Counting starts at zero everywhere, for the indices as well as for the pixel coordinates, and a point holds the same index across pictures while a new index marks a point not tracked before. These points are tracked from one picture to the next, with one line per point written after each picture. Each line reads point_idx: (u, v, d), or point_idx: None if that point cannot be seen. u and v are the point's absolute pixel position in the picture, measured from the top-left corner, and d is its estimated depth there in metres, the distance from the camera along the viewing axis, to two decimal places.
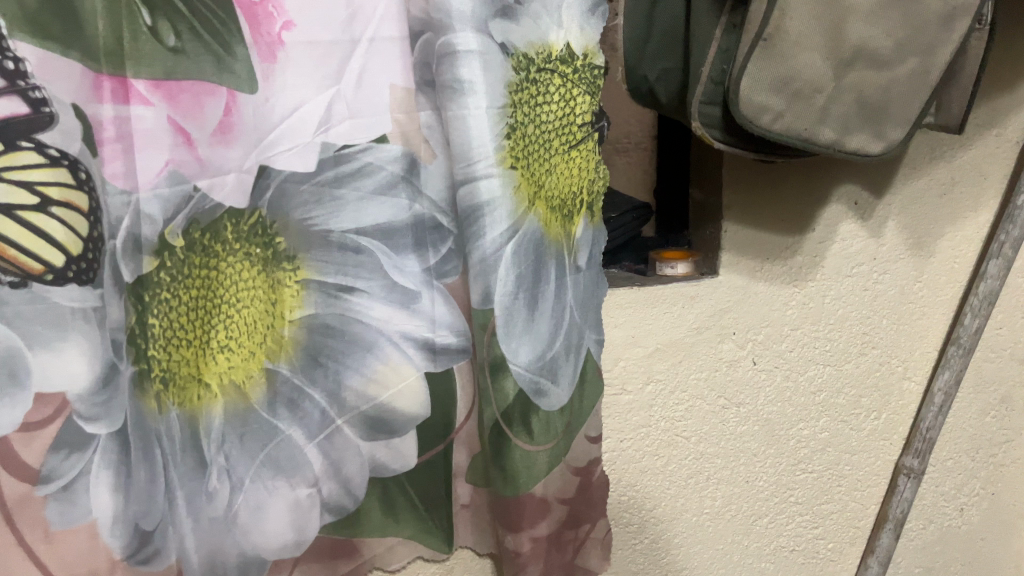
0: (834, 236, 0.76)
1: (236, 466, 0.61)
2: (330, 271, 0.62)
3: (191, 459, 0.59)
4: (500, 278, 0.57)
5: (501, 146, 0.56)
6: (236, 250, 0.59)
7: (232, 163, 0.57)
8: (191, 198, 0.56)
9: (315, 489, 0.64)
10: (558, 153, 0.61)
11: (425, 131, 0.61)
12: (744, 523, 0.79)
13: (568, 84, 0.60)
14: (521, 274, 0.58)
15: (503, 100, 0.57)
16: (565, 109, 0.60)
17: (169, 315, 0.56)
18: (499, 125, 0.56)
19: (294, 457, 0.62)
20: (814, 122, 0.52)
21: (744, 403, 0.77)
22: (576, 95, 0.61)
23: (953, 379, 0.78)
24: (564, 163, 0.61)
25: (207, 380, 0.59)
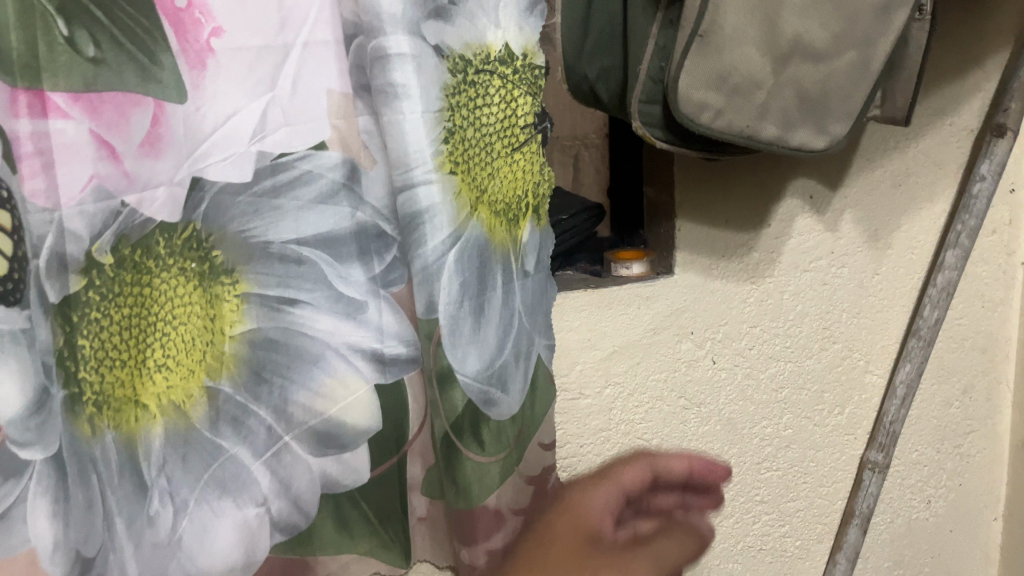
0: (790, 231, 0.74)
1: (179, 487, 0.56)
2: (270, 283, 0.58)
3: (129, 484, 0.54)
4: (444, 286, 0.56)
5: (439, 151, 0.55)
6: (170, 266, 0.55)
7: (161, 176, 0.53)
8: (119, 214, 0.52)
9: (263, 508, 0.60)
10: (501, 157, 0.61)
11: (363, 136, 0.58)
12: (710, 524, 0.78)
13: (508, 85, 0.60)
14: (465, 282, 0.57)
15: (439, 104, 0.55)
16: (505, 112, 0.60)
17: (100, 334, 0.52)
18: (436, 129, 0.55)
19: (241, 477, 0.58)
20: (755, 118, 0.51)
21: (706, 403, 0.76)
22: (516, 96, 0.60)
23: (914, 372, 0.77)
24: (507, 168, 0.61)
25: (144, 402, 0.55)
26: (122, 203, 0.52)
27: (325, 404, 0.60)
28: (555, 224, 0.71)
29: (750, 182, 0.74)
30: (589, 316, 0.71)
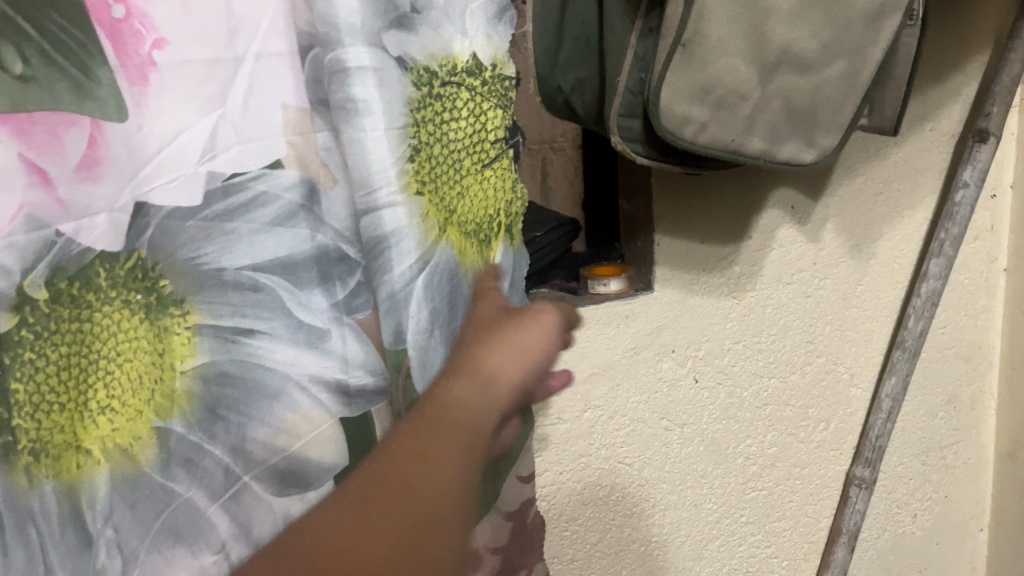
0: (771, 243, 0.71)
1: (129, 538, 0.47)
2: (225, 312, 0.48)
3: (70, 538, 0.45)
4: (413, 316, 0.51)
5: (405, 169, 0.50)
6: (112, 297, 0.45)
7: (98, 201, 0.44)
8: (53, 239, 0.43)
9: (222, 556, 0.48)
10: (470, 173, 0.57)
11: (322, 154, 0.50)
12: (695, 548, 0.76)
13: (478, 98, 0.57)
14: (436, 310, 0.52)
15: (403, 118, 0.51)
16: (475, 126, 0.57)
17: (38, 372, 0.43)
18: (402, 144, 0.50)
19: (198, 523, 0.48)
20: (741, 132, 0.48)
21: (689, 423, 0.73)
22: (485, 110, 0.58)
23: (900, 385, 0.74)
24: (477, 185, 0.58)
25: (88, 446, 0.45)
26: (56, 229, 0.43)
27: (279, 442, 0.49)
28: (528, 242, 0.68)
29: (733, 193, 0.71)
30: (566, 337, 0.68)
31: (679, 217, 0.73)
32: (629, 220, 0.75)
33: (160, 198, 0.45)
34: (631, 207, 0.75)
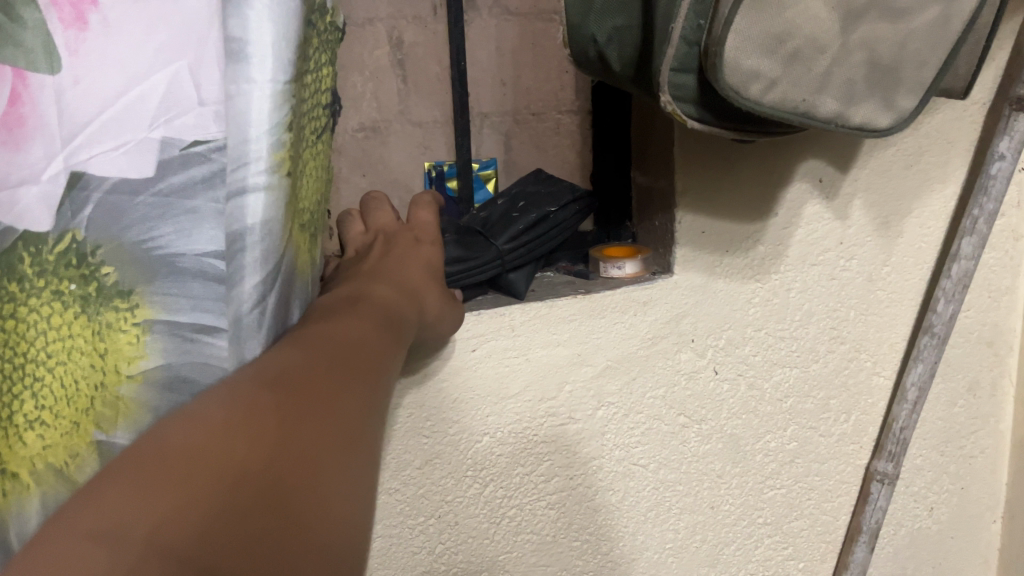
0: (798, 220, 0.65)
1: None
2: (183, 308, 0.44)
3: None
4: (196, 309, 0.45)
5: (278, 139, 0.45)
6: (41, 288, 0.42)
7: (236, 180, 0.44)
8: (255, 229, 0.45)
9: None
10: (309, 143, 0.51)
11: (234, 102, 0.43)
12: (709, 554, 0.70)
13: (320, 55, 0.51)
14: (200, 307, 0.45)
15: (279, 77, 0.44)
16: (315, 84, 0.51)
17: None
18: (243, 111, 0.43)
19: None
20: (815, 91, 0.41)
21: (707, 419, 0.66)
22: (322, 64, 0.51)
23: (927, 374, 0.69)
24: (311, 155, 0.52)
25: (14, 469, 0.44)
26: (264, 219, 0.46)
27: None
28: (542, 218, 0.61)
29: (758, 165, 0.62)
30: (578, 327, 0.60)
31: (705, 188, 0.63)
32: (646, 194, 0.67)
33: (160, 155, 0.42)
34: (648, 181, 0.66)
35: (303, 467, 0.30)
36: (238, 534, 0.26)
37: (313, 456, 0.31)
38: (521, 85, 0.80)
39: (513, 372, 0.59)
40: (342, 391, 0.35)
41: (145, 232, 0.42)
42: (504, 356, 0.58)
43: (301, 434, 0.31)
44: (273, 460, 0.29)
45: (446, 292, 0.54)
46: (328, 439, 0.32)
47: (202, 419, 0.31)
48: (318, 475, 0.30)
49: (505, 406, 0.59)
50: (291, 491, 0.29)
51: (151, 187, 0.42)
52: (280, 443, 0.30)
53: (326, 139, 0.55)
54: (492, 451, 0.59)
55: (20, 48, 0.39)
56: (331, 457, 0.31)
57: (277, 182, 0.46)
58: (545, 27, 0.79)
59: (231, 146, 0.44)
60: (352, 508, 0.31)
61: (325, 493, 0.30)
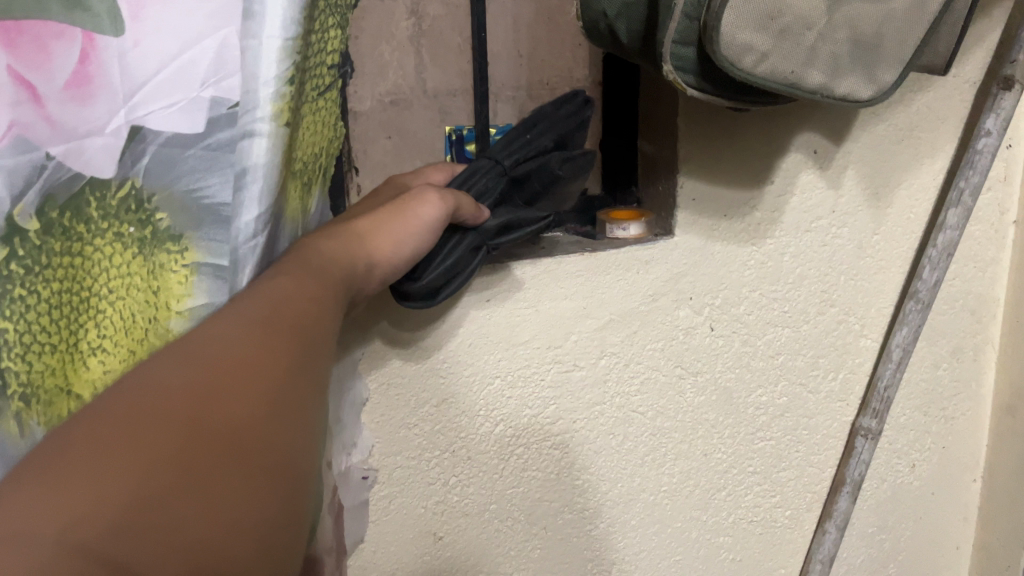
0: (792, 188, 0.69)
1: None
2: (221, 250, 0.52)
3: None
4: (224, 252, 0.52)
5: (282, 93, 0.50)
6: (104, 230, 0.48)
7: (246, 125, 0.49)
8: (257, 171, 0.51)
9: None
10: (312, 100, 0.56)
11: (245, 53, 0.48)
12: (702, 499, 0.75)
13: (328, 18, 0.55)
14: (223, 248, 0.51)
15: (290, 32, 0.49)
16: (322, 43, 0.55)
17: (34, 333, 0.46)
18: (256, 63, 0.48)
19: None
20: (802, 64, 0.45)
21: (702, 372, 0.71)
22: (332, 27, 0.56)
23: (911, 336, 0.74)
24: (314, 111, 0.57)
25: (78, 390, 0.50)
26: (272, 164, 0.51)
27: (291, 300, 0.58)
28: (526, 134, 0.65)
29: (758, 135, 0.67)
30: (585, 282, 0.65)
31: (706, 157, 0.67)
32: (651, 162, 0.71)
33: (210, 113, 0.48)
34: (653, 149, 0.71)
35: (233, 449, 0.29)
36: (150, 526, 0.26)
37: (242, 428, 0.30)
38: (537, 59, 0.84)
39: (523, 322, 0.64)
40: (279, 361, 0.35)
41: (192, 182, 0.50)
42: (515, 306, 0.63)
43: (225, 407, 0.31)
44: (200, 447, 0.29)
45: (393, 225, 0.52)
46: (259, 410, 0.32)
47: (122, 399, 0.30)
48: (251, 455, 0.30)
49: (513, 354, 0.64)
50: (217, 472, 0.28)
51: (200, 142, 0.48)
52: (204, 422, 0.30)
53: (331, 96, 0.59)
54: (502, 393, 0.65)
55: (88, 13, 0.43)
56: (262, 428, 0.31)
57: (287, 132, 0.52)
58: (560, 3, 0.84)
59: (244, 99, 0.49)
60: (278, 490, 0.30)
61: (256, 476, 0.30)
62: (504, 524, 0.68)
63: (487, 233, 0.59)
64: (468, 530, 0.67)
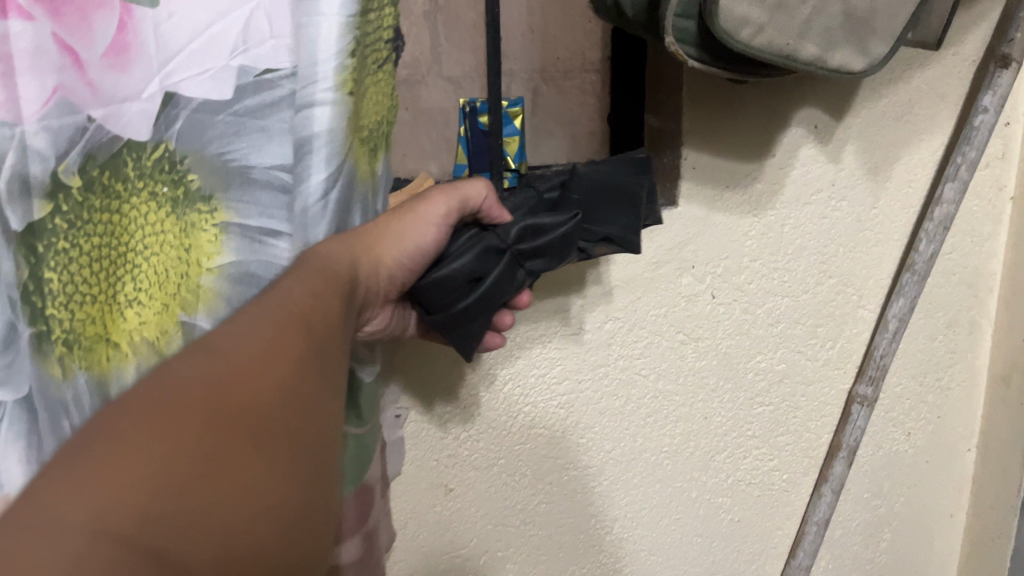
0: (793, 162, 0.72)
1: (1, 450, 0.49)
2: (252, 213, 0.54)
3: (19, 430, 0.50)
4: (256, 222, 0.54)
5: (342, 66, 0.51)
6: (140, 189, 0.51)
7: (303, 96, 0.51)
8: (324, 141, 0.52)
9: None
10: (371, 74, 0.56)
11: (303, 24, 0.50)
12: (702, 460, 0.78)
13: None
14: (252, 217, 0.54)
15: (350, 10, 0.51)
16: (378, 19, 0.55)
17: (75, 279, 0.49)
18: (304, 40, 0.50)
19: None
20: (797, 36, 0.48)
21: (703, 338, 0.74)
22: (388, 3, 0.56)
23: (907, 307, 0.76)
24: (372, 84, 0.57)
25: (117, 338, 0.53)
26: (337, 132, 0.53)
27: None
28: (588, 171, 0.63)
29: (759, 109, 0.70)
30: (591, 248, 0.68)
31: (710, 129, 0.70)
32: (657, 134, 0.74)
33: (236, 82, 0.50)
34: (658, 122, 0.73)
35: (250, 443, 0.31)
36: (174, 519, 0.27)
37: (255, 418, 0.31)
38: None
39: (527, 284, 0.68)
40: (291, 350, 0.36)
41: (222, 146, 0.52)
42: None
43: (238, 398, 0.31)
44: (218, 440, 0.30)
45: (392, 225, 0.55)
46: (269, 400, 0.32)
47: (136, 395, 0.31)
48: (266, 449, 0.31)
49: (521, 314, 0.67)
50: (234, 464, 0.30)
51: (228, 108, 0.51)
52: (221, 415, 0.30)
53: (387, 70, 0.59)
54: (511, 353, 0.69)
55: None
56: (274, 420, 0.32)
57: (348, 103, 0.52)
58: None
59: (302, 69, 0.51)
60: (293, 479, 0.32)
61: (272, 469, 0.31)
62: (512, 479, 0.71)
63: (510, 237, 0.58)
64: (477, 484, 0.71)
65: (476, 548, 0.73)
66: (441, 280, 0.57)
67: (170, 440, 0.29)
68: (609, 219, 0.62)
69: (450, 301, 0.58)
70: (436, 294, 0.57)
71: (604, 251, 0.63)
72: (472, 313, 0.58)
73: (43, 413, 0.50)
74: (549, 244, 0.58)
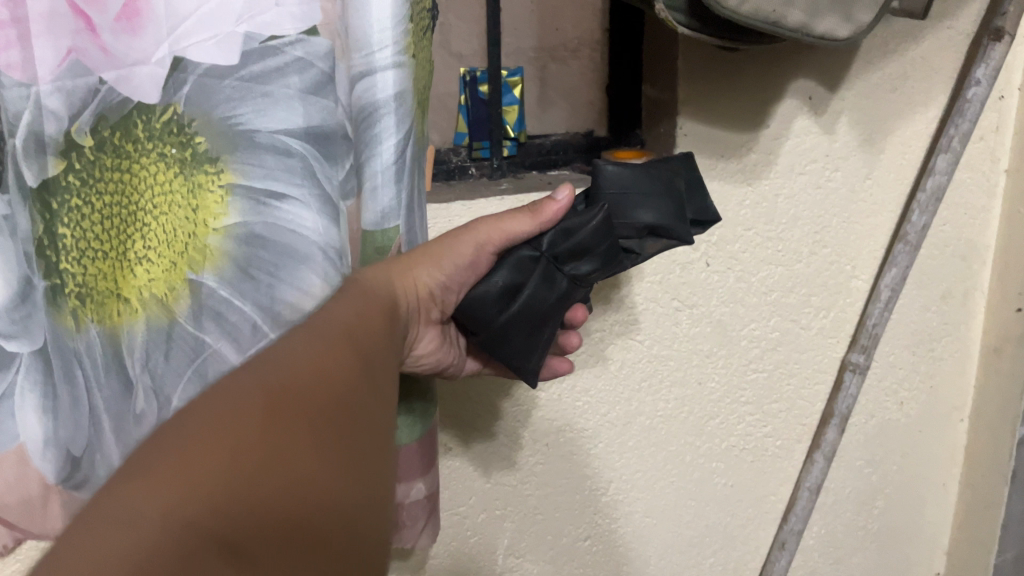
0: (788, 132, 0.74)
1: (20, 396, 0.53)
2: (257, 173, 0.50)
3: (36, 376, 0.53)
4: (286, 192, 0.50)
5: (400, 28, 0.50)
6: (149, 150, 0.51)
7: (362, 63, 0.51)
8: (384, 106, 0.51)
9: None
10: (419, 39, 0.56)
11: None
12: (696, 425, 0.80)
13: None
14: (274, 184, 0.50)
15: None
16: None
17: (83, 232, 0.51)
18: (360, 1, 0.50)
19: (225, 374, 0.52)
20: (782, 4, 0.50)
21: (698, 305, 0.76)
22: None
23: (899, 277, 0.78)
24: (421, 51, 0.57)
25: (128, 295, 0.52)
26: (383, 100, 0.51)
27: (388, 237, 0.55)
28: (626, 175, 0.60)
29: (754, 81, 0.71)
30: None
31: (705, 100, 0.71)
32: (653, 104, 0.75)
33: (242, 47, 0.48)
34: (655, 92, 0.75)
35: (317, 425, 0.30)
36: (252, 513, 0.26)
37: (329, 413, 0.30)
38: None
39: None
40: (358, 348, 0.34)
41: (228, 109, 0.49)
42: None
43: (308, 393, 0.30)
44: (284, 424, 0.29)
45: (433, 248, 0.53)
46: (338, 393, 0.31)
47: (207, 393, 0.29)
48: (335, 431, 0.30)
49: None
50: (304, 449, 0.29)
51: (235, 73, 0.49)
52: (284, 400, 0.29)
53: (429, 36, 0.59)
54: None
55: None
56: (348, 413, 0.31)
57: (404, 64, 0.51)
58: None
59: (353, 34, 0.50)
60: (371, 474, 0.31)
61: (346, 453, 0.30)
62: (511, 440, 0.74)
63: (546, 242, 0.55)
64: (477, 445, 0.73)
65: (474, 507, 0.75)
66: (476, 295, 0.55)
67: (242, 434, 0.28)
68: (654, 208, 0.56)
69: (490, 317, 0.55)
70: (475, 310, 0.55)
71: (654, 247, 0.58)
72: (514, 327, 0.55)
73: (58, 358, 0.53)
74: (585, 244, 0.55)
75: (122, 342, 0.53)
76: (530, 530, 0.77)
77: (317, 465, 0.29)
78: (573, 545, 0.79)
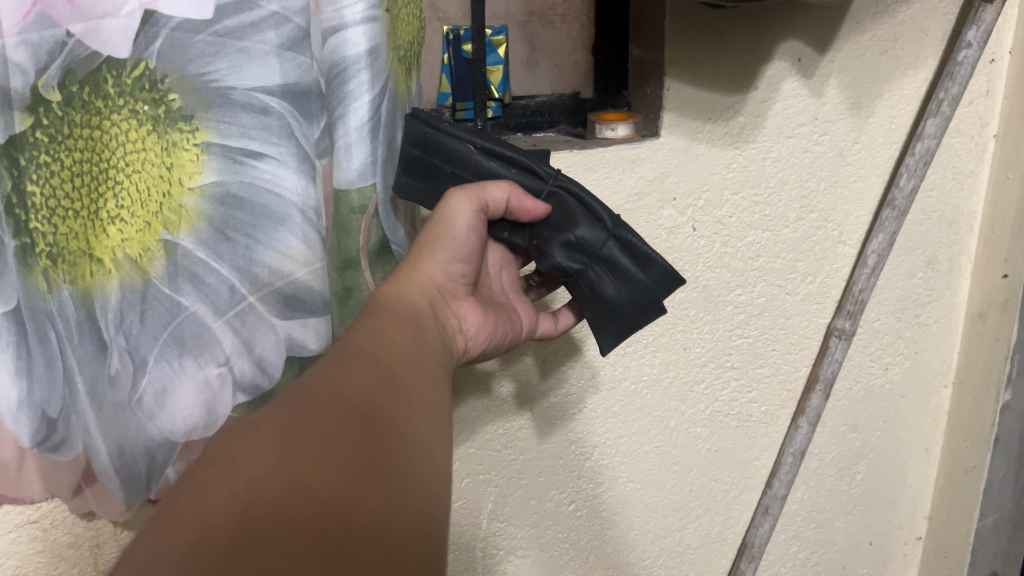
0: (776, 95, 0.72)
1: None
2: (232, 133, 0.49)
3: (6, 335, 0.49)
4: (258, 151, 0.49)
5: None
6: (121, 106, 0.47)
7: (333, 18, 0.47)
8: (355, 62, 0.48)
9: (226, 368, 0.53)
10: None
11: None
12: (681, 389, 0.80)
13: None
14: (248, 145, 0.49)
15: None
16: None
17: (54, 184, 0.47)
18: None
19: (203, 335, 0.52)
20: None
21: (683, 269, 0.75)
22: None
23: (886, 242, 0.77)
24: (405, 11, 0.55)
25: (101, 255, 0.49)
26: (352, 56, 0.48)
27: (365, 195, 0.51)
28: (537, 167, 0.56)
29: (741, 42, 0.70)
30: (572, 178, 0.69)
31: (693, 59, 0.70)
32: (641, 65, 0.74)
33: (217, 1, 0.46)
34: (642, 53, 0.74)
35: (332, 455, 0.34)
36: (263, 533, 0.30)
37: (330, 445, 0.34)
38: None
39: None
40: (362, 389, 0.38)
41: (203, 66, 0.47)
42: None
43: (310, 435, 0.34)
44: (300, 463, 0.33)
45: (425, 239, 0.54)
46: (338, 426, 0.35)
47: (228, 445, 0.34)
48: (353, 459, 0.34)
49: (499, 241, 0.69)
50: (315, 477, 0.32)
51: (209, 28, 0.46)
52: (297, 441, 0.34)
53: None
54: None
55: None
56: (350, 441, 0.35)
57: (379, 19, 0.48)
58: None
59: None
60: (382, 494, 0.34)
61: (364, 481, 0.33)
62: (491, 407, 0.73)
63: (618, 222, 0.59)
64: (457, 409, 0.72)
65: (457, 472, 0.74)
66: (671, 270, 0.56)
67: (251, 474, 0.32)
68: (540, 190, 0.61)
69: (626, 295, 0.57)
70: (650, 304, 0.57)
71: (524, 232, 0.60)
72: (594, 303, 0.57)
73: (34, 320, 0.49)
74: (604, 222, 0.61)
75: (94, 304, 0.50)
76: (514, 494, 0.77)
77: (335, 492, 0.32)
78: (557, 510, 0.79)
